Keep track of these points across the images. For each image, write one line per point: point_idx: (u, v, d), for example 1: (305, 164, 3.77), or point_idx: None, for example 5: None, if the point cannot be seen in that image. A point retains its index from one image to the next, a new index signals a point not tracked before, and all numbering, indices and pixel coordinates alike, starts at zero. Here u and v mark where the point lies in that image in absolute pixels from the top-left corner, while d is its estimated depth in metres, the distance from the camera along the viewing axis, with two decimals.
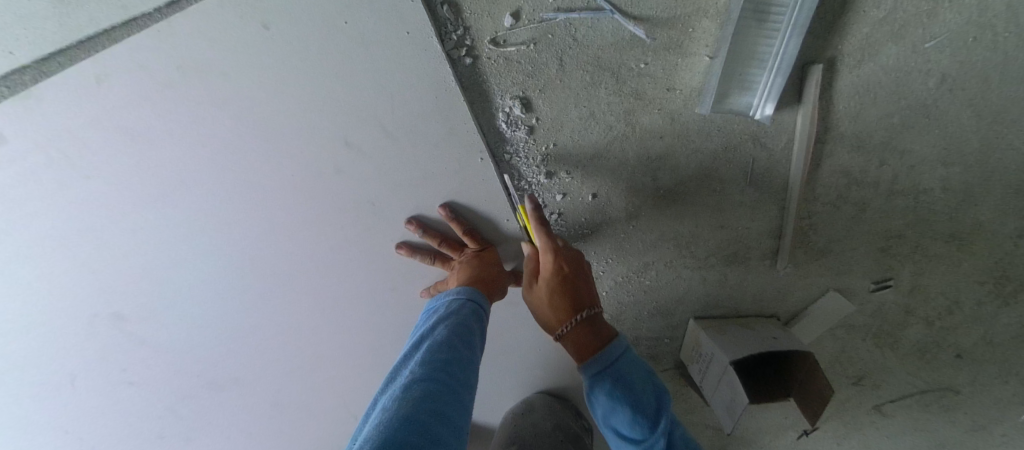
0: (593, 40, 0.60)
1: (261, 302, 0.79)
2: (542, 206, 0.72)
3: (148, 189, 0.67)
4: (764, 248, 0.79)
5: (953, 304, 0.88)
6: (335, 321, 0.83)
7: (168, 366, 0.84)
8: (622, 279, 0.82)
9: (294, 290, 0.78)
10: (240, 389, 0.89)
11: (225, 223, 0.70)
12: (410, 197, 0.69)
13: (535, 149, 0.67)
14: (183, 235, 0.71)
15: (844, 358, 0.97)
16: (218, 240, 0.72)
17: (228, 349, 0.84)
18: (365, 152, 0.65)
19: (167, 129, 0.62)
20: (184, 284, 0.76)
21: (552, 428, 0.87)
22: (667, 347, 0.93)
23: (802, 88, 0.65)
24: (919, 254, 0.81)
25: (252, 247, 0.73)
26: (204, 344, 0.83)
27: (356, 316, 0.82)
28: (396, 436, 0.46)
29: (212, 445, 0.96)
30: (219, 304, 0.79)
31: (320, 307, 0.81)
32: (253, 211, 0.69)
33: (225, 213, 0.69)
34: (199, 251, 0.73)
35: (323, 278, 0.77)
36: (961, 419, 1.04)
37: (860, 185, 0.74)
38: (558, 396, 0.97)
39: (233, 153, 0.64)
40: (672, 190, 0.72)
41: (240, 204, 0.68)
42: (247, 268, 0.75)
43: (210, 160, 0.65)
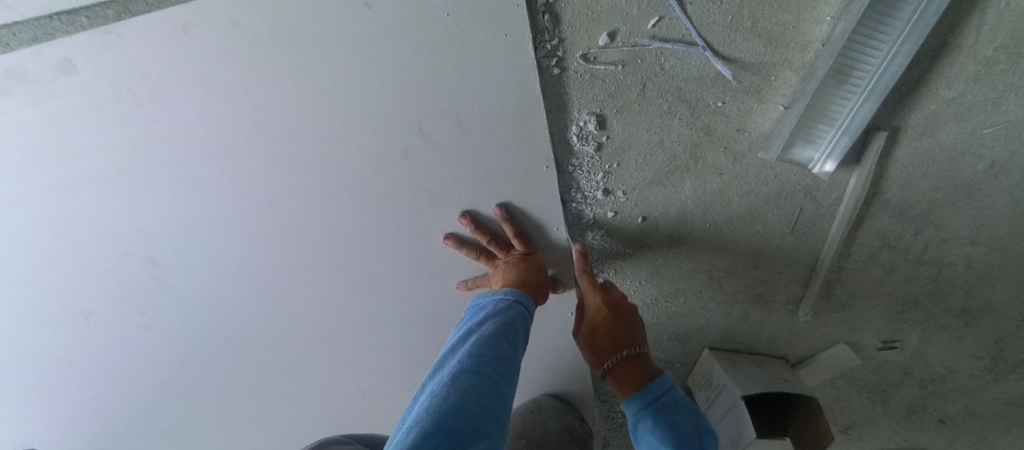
0: (678, 72, 0.62)
1: (296, 269, 0.79)
2: (592, 220, 0.73)
3: (211, 142, 0.66)
4: (789, 294, 0.82)
5: (948, 372, 0.93)
6: (365, 298, 0.83)
7: (190, 316, 0.84)
8: (649, 301, 0.84)
9: (333, 262, 0.78)
10: (256, 348, 0.90)
11: (280, 187, 0.70)
12: (468, 193, 0.70)
13: (599, 166, 0.68)
14: (235, 192, 0.71)
15: (836, 407, 1.01)
16: (269, 202, 0.72)
17: (253, 308, 0.84)
18: (437, 142, 0.65)
19: (244, 86, 0.62)
20: (224, 239, 0.76)
21: (559, 428, 0.91)
22: (676, 370, 0.96)
23: (862, 151, 0.68)
24: (929, 322, 0.85)
25: (301, 215, 0.73)
26: (230, 301, 0.83)
27: (387, 295, 0.83)
28: (446, 421, 0.47)
29: (216, 399, 0.97)
30: (255, 264, 0.79)
31: (354, 283, 0.81)
32: (310, 179, 0.69)
33: (283, 177, 0.69)
34: (246, 210, 0.73)
35: (364, 255, 0.77)
36: None
37: (892, 249, 0.77)
38: (565, 400, 1.00)
39: (306, 121, 0.64)
40: (718, 226, 0.75)
41: (300, 170, 0.69)
42: (291, 234, 0.75)
43: (279, 123, 0.65)
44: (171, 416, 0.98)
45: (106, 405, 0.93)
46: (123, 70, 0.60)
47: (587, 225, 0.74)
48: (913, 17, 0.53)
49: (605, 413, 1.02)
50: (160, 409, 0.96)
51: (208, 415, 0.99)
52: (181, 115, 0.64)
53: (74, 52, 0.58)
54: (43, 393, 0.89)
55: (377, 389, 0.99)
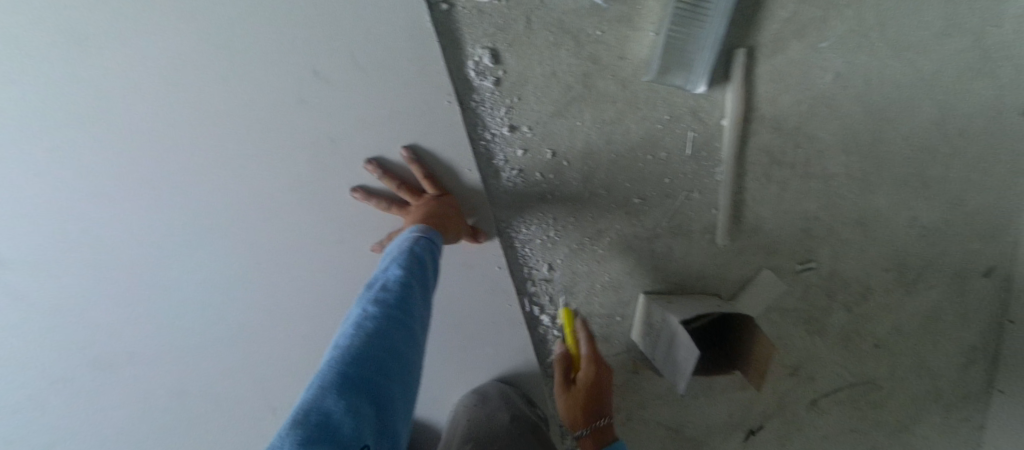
0: (557, 4, 0.68)
1: (193, 246, 0.74)
2: (503, 160, 0.74)
3: (86, 104, 0.62)
4: (704, 222, 0.85)
5: (866, 290, 0.98)
6: (276, 274, 0.77)
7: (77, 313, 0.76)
8: (575, 248, 0.82)
9: (235, 234, 0.73)
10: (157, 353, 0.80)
11: (165, 152, 0.66)
12: (371, 137, 0.68)
13: (500, 101, 0.71)
14: (116, 160, 0.66)
15: (781, 346, 1.00)
16: (155, 168, 0.67)
17: (149, 298, 0.77)
18: (332, 83, 0.65)
19: (118, 36, 0.59)
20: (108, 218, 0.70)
21: (509, 420, 0.82)
22: (621, 328, 0.90)
23: (729, 69, 0.76)
24: (834, 237, 0.92)
25: (192, 180, 0.68)
26: (123, 291, 0.76)
27: (299, 269, 0.77)
28: (348, 371, 0.42)
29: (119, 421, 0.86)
30: (146, 245, 0.73)
31: (260, 257, 0.75)
32: (199, 135, 0.66)
33: (168, 136, 0.65)
34: (131, 180, 0.68)
35: (267, 222, 0.73)
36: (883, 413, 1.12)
37: (781, 165, 0.84)
38: (513, 388, 0.91)
39: (190, 70, 0.62)
40: (623, 156, 0.78)
41: (189, 128, 0.65)
42: (183, 204, 0.70)
43: (162, 76, 0.62)
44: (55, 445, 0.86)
45: None
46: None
47: (500, 166, 0.74)
48: None
49: (556, 393, 0.92)
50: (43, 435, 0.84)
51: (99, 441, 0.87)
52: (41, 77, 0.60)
53: None
54: None
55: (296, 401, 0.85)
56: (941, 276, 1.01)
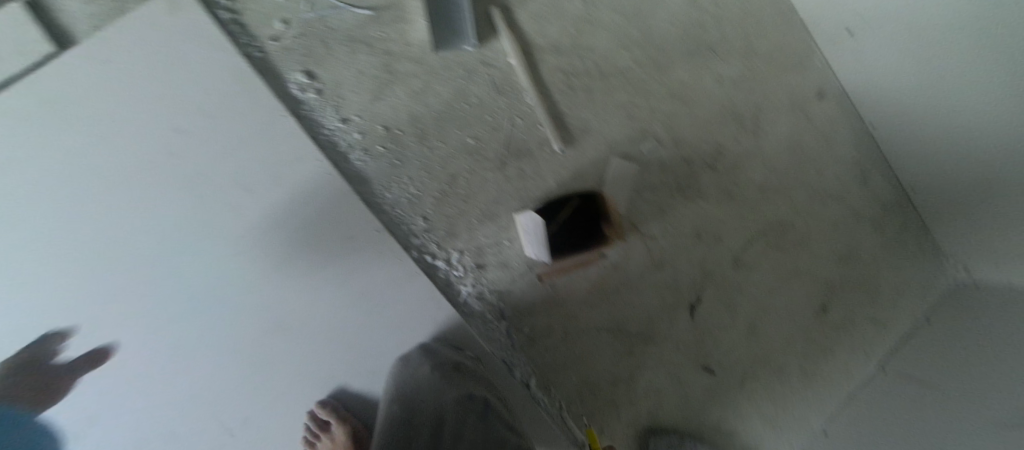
0: (341, 25, 0.91)
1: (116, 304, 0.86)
2: (348, 145, 0.92)
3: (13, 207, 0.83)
4: (537, 139, 1.00)
5: (719, 147, 1.10)
6: (194, 307, 0.89)
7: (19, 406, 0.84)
8: (439, 196, 0.96)
9: (149, 280, 0.87)
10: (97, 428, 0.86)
11: (73, 232, 0.85)
12: (235, 162, 0.88)
13: (326, 104, 0.91)
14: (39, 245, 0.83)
15: (671, 222, 1.09)
16: (72, 242, 0.84)
17: (81, 375, 0.86)
18: (194, 132, 0.87)
19: (33, 150, 0.83)
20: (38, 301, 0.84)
21: (434, 370, 0.87)
22: (515, 255, 1.01)
23: (493, 22, 0.97)
24: (658, 114, 1.06)
25: (106, 243, 0.86)
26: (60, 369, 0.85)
27: (211, 296, 0.89)
28: None
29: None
30: (74, 317, 0.85)
31: (176, 294, 0.88)
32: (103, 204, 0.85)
33: (80, 213, 0.85)
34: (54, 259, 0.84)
35: (175, 260, 0.88)
36: (808, 250, 1.18)
37: (578, 75, 1.01)
38: (433, 342, 0.96)
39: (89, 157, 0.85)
40: (443, 111, 0.95)
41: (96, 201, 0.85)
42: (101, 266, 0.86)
43: (67, 169, 0.84)
44: None
45: None
46: None
47: (347, 151, 0.92)
48: None
49: (484, 329, 1.01)
50: None
51: None
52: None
53: None
54: None
55: (246, 420, 0.91)
56: (781, 111, 1.13)
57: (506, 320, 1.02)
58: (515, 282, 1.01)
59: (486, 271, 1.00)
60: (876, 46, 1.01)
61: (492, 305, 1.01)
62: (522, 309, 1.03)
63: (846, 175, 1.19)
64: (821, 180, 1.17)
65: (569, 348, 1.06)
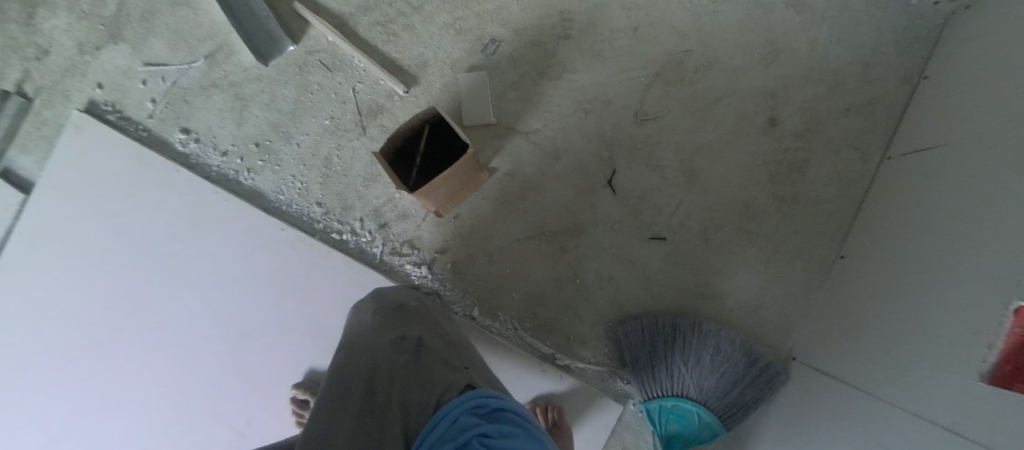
0: (192, 81, 1.08)
1: (114, 367, 1.03)
2: (234, 171, 1.06)
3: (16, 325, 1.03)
4: (384, 93, 1.06)
5: (564, 14, 1.05)
6: (173, 348, 1.04)
7: None
8: (322, 179, 1.05)
9: (131, 340, 1.04)
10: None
11: (62, 329, 1.03)
12: (159, 220, 1.05)
13: (207, 147, 1.07)
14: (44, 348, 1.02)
15: (548, 106, 1.05)
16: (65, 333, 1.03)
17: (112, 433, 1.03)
18: (122, 212, 1.05)
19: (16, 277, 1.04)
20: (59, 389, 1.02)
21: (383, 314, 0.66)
22: (408, 201, 1.05)
23: (303, 17, 1.07)
24: (485, 15, 1.05)
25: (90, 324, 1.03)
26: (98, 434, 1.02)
27: (180, 334, 1.04)
28: None
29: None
30: (90, 389, 1.03)
31: (155, 343, 1.04)
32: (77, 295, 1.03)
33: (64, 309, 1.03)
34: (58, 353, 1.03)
35: (144, 316, 1.04)
36: (720, 68, 1.05)
37: (393, 22, 1.07)
38: (389, 290, 0.78)
39: (56, 264, 1.04)
40: (295, 108, 1.07)
41: (71, 294, 1.04)
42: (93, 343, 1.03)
43: (45, 280, 1.04)
44: None
45: None
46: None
47: (236, 177, 1.06)
48: None
49: (409, 280, 1.04)
50: None
51: None
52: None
53: None
54: None
55: (247, 422, 1.04)
56: None
57: (427, 265, 1.05)
58: (420, 226, 1.05)
59: (389, 227, 1.05)
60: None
61: (408, 255, 1.05)
62: (439, 248, 1.05)
63: None
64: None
65: (500, 267, 1.05)
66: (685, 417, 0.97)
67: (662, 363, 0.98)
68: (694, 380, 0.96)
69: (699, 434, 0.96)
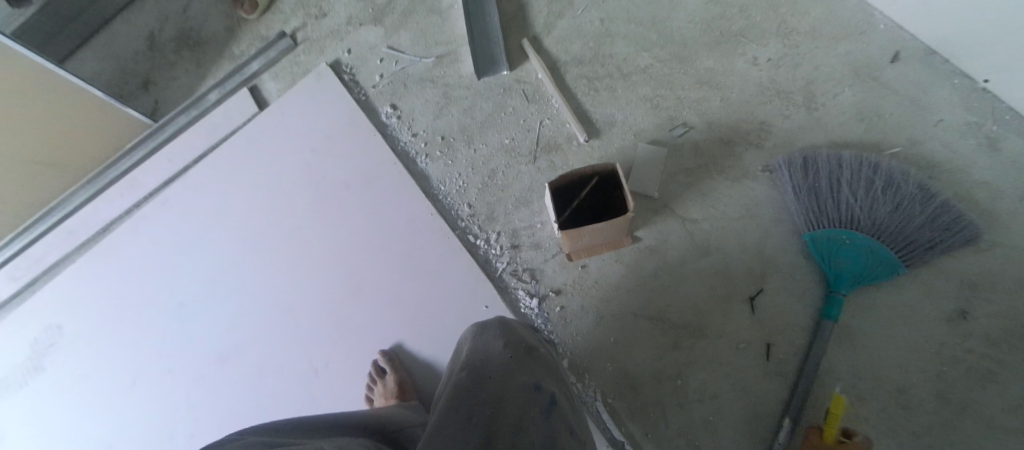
0: (416, 71, 1.27)
1: (257, 269, 1.20)
2: (416, 152, 1.21)
3: (214, 207, 1.26)
4: (565, 134, 1.14)
5: (764, 125, 1.06)
6: (303, 273, 1.17)
7: (187, 346, 1.16)
8: (481, 186, 1.15)
9: (279, 253, 1.20)
10: (221, 365, 1.14)
11: (239, 222, 1.24)
12: (343, 167, 1.22)
13: (403, 125, 1.23)
14: (220, 232, 1.24)
15: (713, 201, 1.04)
16: (240, 226, 1.23)
17: (228, 321, 1.17)
18: (320, 150, 1.24)
19: (230, 170, 1.28)
20: (214, 267, 1.21)
21: (510, 343, 0.66)
22: (545, 234, 1.09)
23: (525, 51, 1.22)
24: (686, 101, 1.10)
25: (259, 227, 1.22)
26: (218, 316, 1.18)
27: (313, 264, 1.17)
28: None
29: (190, 435, 1.09)
30: (234, 279, 1.20)
31: (293, 263, 1.18)
32: (262, 200, 1.24)
33: (249, 208, 1.24)
34: (228, 239, 1.23)
35: (295, 238, 1.20)
36: None
37: (600, 79, 1.16)
38: (513, 321, 0.75)
39: (259, 171, 1.26)
40: (486, 120, 1.19)
41: (258, 198, 1.24)
42: (252, 243, 1.22)
43: (246, 180, 1.26)
44: None
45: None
46: (176, 197, 1.28)
47: (415, 157, 1.20)
48: (485, 10, 1.27)
49: (516, 305, 1.06)
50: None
51: None
52: (179, 208, 1.27)
53: (167, 193, 1.29)
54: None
55: (325, 364, 1.10)
56: (839, 82, 1.05)
57: (538, 299, 1.05)
58: (546, 261, 1.07)
59: (520, 251, 1.09)
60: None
61: (525, 282, 1.07)
62: (555, 288, 1.06)
63: (957, 143, 0.98)
64: (916, 150, 0.99)
65: (605, 332, 1.02)
66: (858, 257, 0.90)
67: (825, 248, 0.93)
68: (866, 205, 0.91)
69: (873, 271, 0.91)
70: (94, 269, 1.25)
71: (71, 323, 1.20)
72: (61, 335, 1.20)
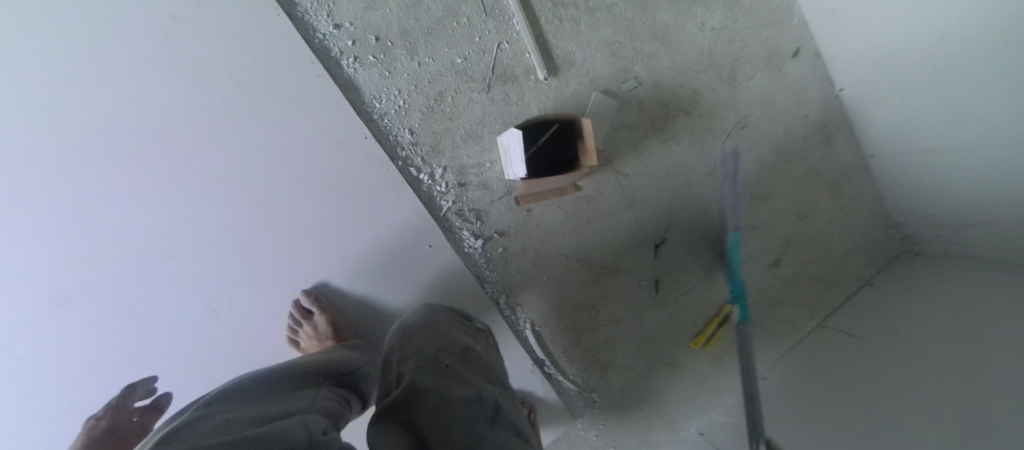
0: None
1: (109, 182, 0.90)
2: (340, 53, 0.96)
3: (7, 83, 0.84)
4: (523, 66, 1.04)
5: (696, 94, 1.16)
6: (186, 192, 0.92)
7: (20, 275, 0.90)
8: (425, 111, 1.00)
9: (142, 162, 0.90)
10: (84, 296, 0.93)
11: (61, 111, 0.86)
12: (230, 56, 0.90)
13: (320, 10, 0.94)
14: (28, 122, 0.86)
15: (643, 160, 1.15)
16: (64, 116, 0.86)
17: (82, 244, 0.91)
18: (187, 20, 0.88)
19: (21, 26, 0.83)
20: (32, 175, 0.87)
21: (441, 347, 0.74)
22: (492, 173, 1.05)
23: None
24: (640, 54, 1.11)
25: (100, 122, 0.88)
26: (60, 239, 0.90)
27: (200, 181, 0.92)
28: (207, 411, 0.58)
29: (65, 373, 0.95)
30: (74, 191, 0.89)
31: (166, 179, 0.92)
32: (96, 82, 0.87)
33: (75, 91, 0.86)
34: (44, 135, 0.86)
35: (163, 145, 0.90)
36: (771, 200, 1.27)
37: (566, 7, 1.06)
38: (444, 319, 0.84)
39: (80, 35, 0.85)
40: (434, 27, 0.99)
41: (88, 79, 0.87)
42: (93, 144, 0.88)
43: (58, 45, 0.84)
44: (34, 412, 0.95)
45: None
46: None
47: (338, 58, 0.96)
48: None
49: (458, 245, 1.05)
50: (40, 400, 0.95)
51: (70, 411, 0.96)
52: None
53: None
54: None
55: (230, 305, 0.97)
56: (757, 66, 1.20)
57: (482, 240, 1.06)
58: (492, 202, 1.06)
59: (466, 190, 1.04)
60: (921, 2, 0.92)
61: (470, 223, 1.05)
62: (498, 230, 1.07)
63: (810, 136, 1.26)
64: (786, 135, 1.25)
65: (539, 271, 1.11)
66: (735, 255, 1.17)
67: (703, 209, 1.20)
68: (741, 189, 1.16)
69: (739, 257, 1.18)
70: None
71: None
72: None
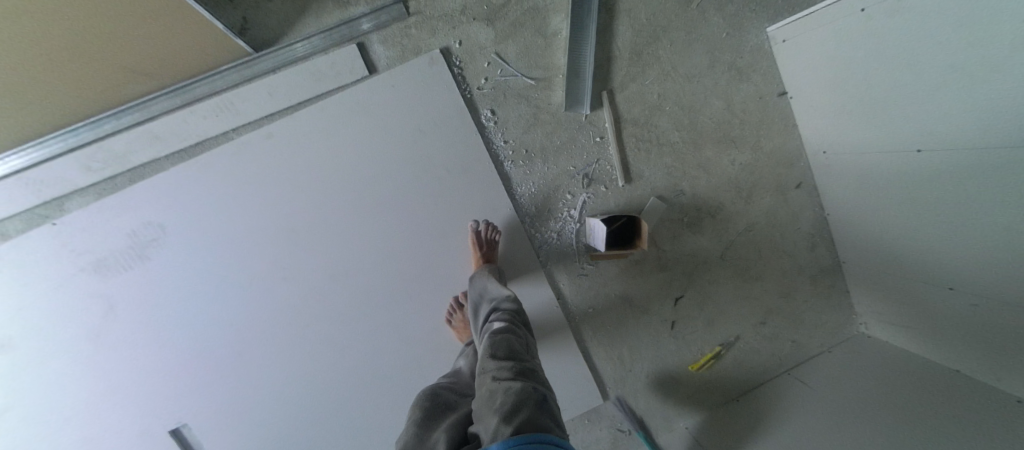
0: (516, 87, 1.56)
1: (364, 215, 1.56)
2: (504, 157, 1.59)
3: (324, 154, 1.52)
4: (611, 175, 1.65)
5: (720, 204, 1.74)
6: (404, 227, 1.58)
7: (304, 259, 1.57)
8: (547, 196, 1.63)
9: (385, 206, 1.56)
10: (336, 279, 1.59)
11: (348, 172, 1.53)
12: (444, 153, 1.56)
13: (498, 131, 1.58)
14: (330, 175, 1.53)
15: (678, 242, 1.74)
16: (349, 175, 1.53)
17: (342, 248, 1.57)
18: (424, 130, 1.54)
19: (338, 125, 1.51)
20: (326, 206, 1.55)
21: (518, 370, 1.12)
22: (580, 238, 1.67)
23: (601, 99, 1.61)
24: (688, 175, 1.70)
25: (368, 180, 1.54)
26: (331, 243, 1.57)
27: (413, 221, 1.58)
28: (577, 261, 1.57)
29: (315, 320, 1.60)
30: (346, 218, 1.56)
31: (395, 217, 1.57)
32: (370, 159, 1.53)
33: (355, 161, 1.53)
34: (338, 184, 1.54)
35: (398, 198, 1.56)
36: (763, 281, 1.83)
37: (644, 141, 1.66)
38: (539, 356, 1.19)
39: (367, 133, 1.52)
40: (561, 146, 1.61)
41: (366, 156, 1.53)
42: (360, 192, 1.55)
43: (353, 135, 1.52)
44: (292, 341, 1.61)
45: (261, 322, 1.59)
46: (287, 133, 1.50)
47: (502, 160, 1.59)
48: (583, 50, 1.55)
49: (552, 278, 1.69)
50: (298, 335, 1.61)
51: (313, 343, 1.62)
52: (282, 145, 1.51)
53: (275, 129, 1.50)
54: (227, 324, 1.58)
55: (415, 295, 1.62)
56: (766, 191, 1.77)
57: (566, 278, 1.69)
58: (576, 256, 1.68)
59: (562, 247, 1.67)
60: (886, 182, 1.48)
61: (560, 267, 1.68)
62: (577, 274, 1.70)
63: (798, 243, 1.82)
64: (781, 239, 1.81)
65: (598, 303, 1.73)
66: None
67: (712, 279, 1.79)
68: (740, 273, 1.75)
69: None
70: (212, 182, 1.51)
71: (181, 220, 1.51)
72: (163, 234, 1.52)
